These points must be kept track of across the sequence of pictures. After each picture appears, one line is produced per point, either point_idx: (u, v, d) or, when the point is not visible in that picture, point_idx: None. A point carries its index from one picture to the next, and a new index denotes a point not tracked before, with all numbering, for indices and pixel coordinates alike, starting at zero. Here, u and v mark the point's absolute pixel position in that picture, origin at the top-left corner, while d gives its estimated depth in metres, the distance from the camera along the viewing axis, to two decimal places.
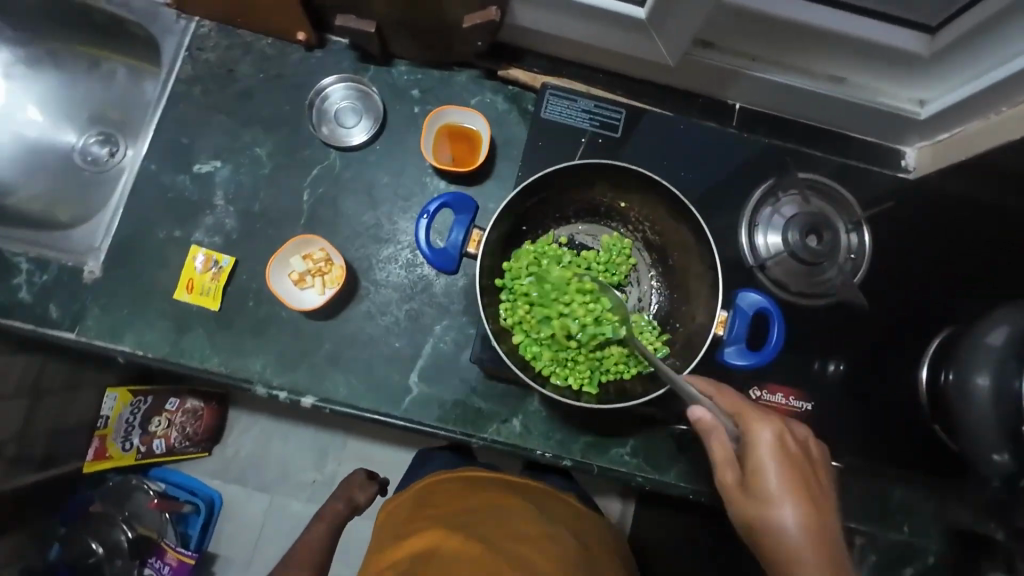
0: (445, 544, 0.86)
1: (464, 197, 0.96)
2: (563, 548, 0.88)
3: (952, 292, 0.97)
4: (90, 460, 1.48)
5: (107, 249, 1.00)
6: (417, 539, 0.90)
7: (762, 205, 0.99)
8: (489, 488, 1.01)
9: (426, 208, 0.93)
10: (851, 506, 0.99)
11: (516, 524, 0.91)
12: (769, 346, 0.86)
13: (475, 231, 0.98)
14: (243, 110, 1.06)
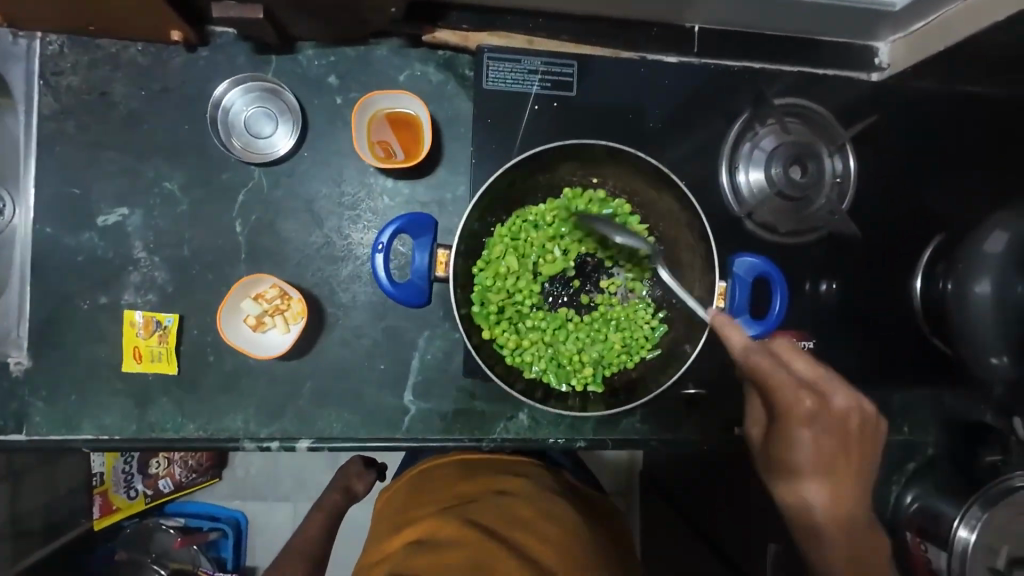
0: (436, 530, 0.79)
1: (419, 216, 0.84)
2: (564, 529, 0.81)
3: (932, 196, 0.96)
4: (101, 515, 1.52)
5: (27, 336, 0.88)
6: (415, 528, 0.82)
7: (740, 141, 0.91)
8: (486, 469, 0.93)
9: (380, 241, 0.81)
10: None
11: (514, 506, 0.83)
12: (772, 315, 0.84)
13: (440, 251, 0.87)
14: (135, 140, 0.90)
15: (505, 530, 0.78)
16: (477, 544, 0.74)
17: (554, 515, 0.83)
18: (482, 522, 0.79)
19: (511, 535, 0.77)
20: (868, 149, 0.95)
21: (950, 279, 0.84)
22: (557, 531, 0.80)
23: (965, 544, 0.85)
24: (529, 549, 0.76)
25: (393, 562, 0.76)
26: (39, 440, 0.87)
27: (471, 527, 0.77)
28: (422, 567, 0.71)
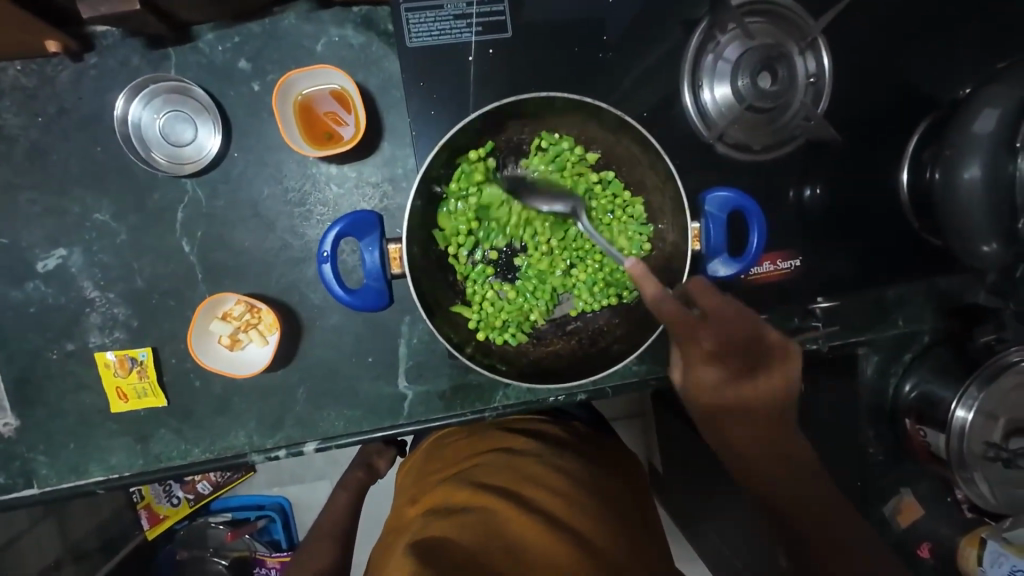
0: (450, 493, 0.82)
1: (361, 215, 0.79)
2: (573, 483, 0.85)
3: (916, 76, 0.88)
4: (151, 526, 1.60)
5: (6, 397, 0.86)
6: (432, 495, 0.86)
7: (702, 53, 0.83)
8: (495, 433, 0.96)
9: (321, 253, 0.77)
10: (865, 323, 0.98)
11: (523, 464, 0.87)
12: (748, 250, 0.80)
13: (393, 246, 0.80)
14: (49, 173, 0.83)
15: (517, 489, 0.82)
16: (489, 505, 0.78)
17: (563, 470, 0.86)
18: (494, 484, 0.82)
19: (523, 492, 0.81)
20: (842, 39, 0.86)
21: (938, 168, 0.78)
22: (567, 486, 0.83)
23: (962, 423, 0.87)
24: (540, 505, 0.79)
25: (411, 525, 0.80)
26: (51, 491, 0.87)
27: (483, 489, 0.81)
28: (439, 528, 0.75)
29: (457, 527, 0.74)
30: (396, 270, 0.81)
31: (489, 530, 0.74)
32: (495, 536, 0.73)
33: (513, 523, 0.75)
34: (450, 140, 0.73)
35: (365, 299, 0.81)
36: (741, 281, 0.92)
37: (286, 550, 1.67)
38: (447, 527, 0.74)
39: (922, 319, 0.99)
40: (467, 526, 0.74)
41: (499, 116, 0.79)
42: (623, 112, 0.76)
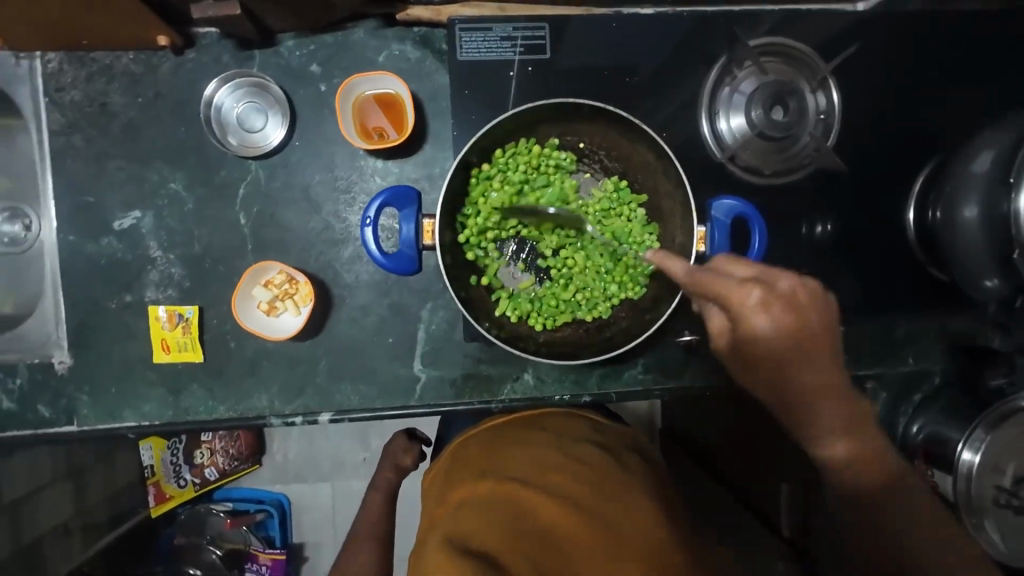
0: (475, 489, 0.77)
1: (403, 188, 0.87)
2: (600, 470, 0.82)
3: (926, 122, 0.93)
4: (156, 504, 1.64)
5: (65, 337, 0.95)
6: (460, 493, 0.79)
7: (719, 86, 0.91)
8: (508, 427, 0.92)
9: (365, 214, 0.84)
10: (870, 354, 0.99)
11: (546, 453, 0.84)
12: (752, 252, 0.83)
13: (428, 220, 0.89)
14: (139, 147, 0.95)
15: (545, 479, 0.79)
16: (520, 498, 0.74)
17: (589, 459, 0.84)
18: (521, 477, 0.79)
19: (552, 482, 0.78)
20: (859, 83, 0.92)
21: (940, 207, 0.83)
22: (597, 477, 0.81)
23: (970, 466, 0.87)
24: (570, 497, 0.77)
25: (437, 529, 0.73)
26: (88, 430, 0.95)
27: (511, 482, 0.77)
28: (469, 525, 0.70)
29: (485, 524, 0.70)
30: (428, 241, 0.89)
31: (523, 523, 0.71)
32: (528, 528, 0.71)
33: (548, 515, 0.73)
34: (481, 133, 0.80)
35: (396, 265, 0.88)
36: None
37: (278, 547, 1.73)
38: (479, 525, 0.70)
39: (932, 359, 1.00)
40: (499, 521, 0.71)
41: (528, 119, 0.87)
42: (627, 113, 0.83)
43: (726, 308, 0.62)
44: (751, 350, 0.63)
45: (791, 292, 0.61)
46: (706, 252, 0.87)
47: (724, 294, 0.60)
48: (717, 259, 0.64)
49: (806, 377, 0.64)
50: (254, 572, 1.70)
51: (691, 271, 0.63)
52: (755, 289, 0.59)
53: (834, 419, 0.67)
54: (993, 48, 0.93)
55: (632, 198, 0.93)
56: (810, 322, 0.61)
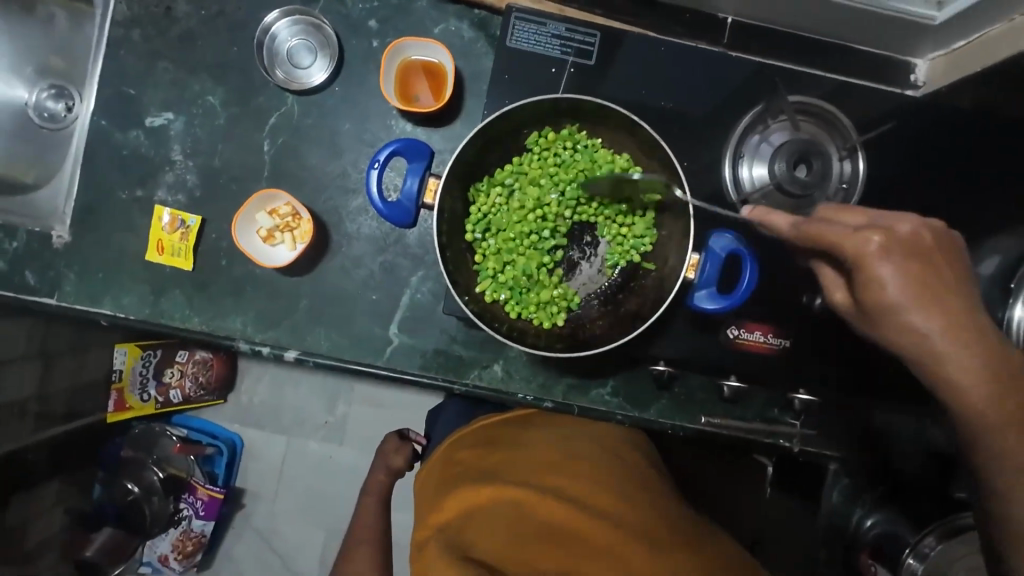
0: (473, 492, 0.82)
1: (417, 142, 0.89)
2: (592, 466, 0.88)
3: (952, 220, 0.92)
4: (113, 411, 1.65)
5: (69, 213, 0.97)
6: (459, 498, 0.82)
7: (749, 132, 0.92)
8: (500, 424, 0.95)
9: (375, 157, 0.86)
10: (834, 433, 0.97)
11: (540, 451, 0.89)
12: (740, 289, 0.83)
13: (433, 180, 0.90)
14: (189, 55, 0.99)
15: (539, 477, 0.84)
16: (520, 500, 0.80)
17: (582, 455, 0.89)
18: (519, 478, 0.83)
19: (549, 481, 0.84)
20: (890, 163, 0.92)
21: None
22: (596, 472, 0.87)
23: None
24: (572, 495, 0.82)
25: (438, 535, 0.78)
26: (65, 307, 0.96)
27: (510, 485, 0.82)
28: (475, 535, 0.77)
29: (488, 535, 0.77)
30: (428, 200, 0.89)
31: (522, 527, 0.78)
32: (527, 528, 0.78)
33: (548, 516, 0.79)
34: (503, 111, 0.80)
35: (392, 215, 0.89)
36: (726, 341, 0.94)
37: (218, 486, 1.71)
38: (480, 532, 0.77)
39: (905, 460, 0.97)
40: (500, 531, 0.77)
41: (553, 112, 0.86)
42: (657, 135, 0.82)
43: (843, 260, 0.58)
44: (888, 313, 0.56)
45: (914, 234, 0.56)
46: (694, 281, 0.87)
47: (836, 244, 0.57)
48: (823, 210, 0.62)
49: (927, 323, 0.55)
50: (188, 503, 1.70)
51: (796, 224, 0.62)
52: (874, 234, 0.55)
53: (945, 333, 0.55)
54: None
55: (649, 198, 0.88)
56: (931, 263, 0.56)
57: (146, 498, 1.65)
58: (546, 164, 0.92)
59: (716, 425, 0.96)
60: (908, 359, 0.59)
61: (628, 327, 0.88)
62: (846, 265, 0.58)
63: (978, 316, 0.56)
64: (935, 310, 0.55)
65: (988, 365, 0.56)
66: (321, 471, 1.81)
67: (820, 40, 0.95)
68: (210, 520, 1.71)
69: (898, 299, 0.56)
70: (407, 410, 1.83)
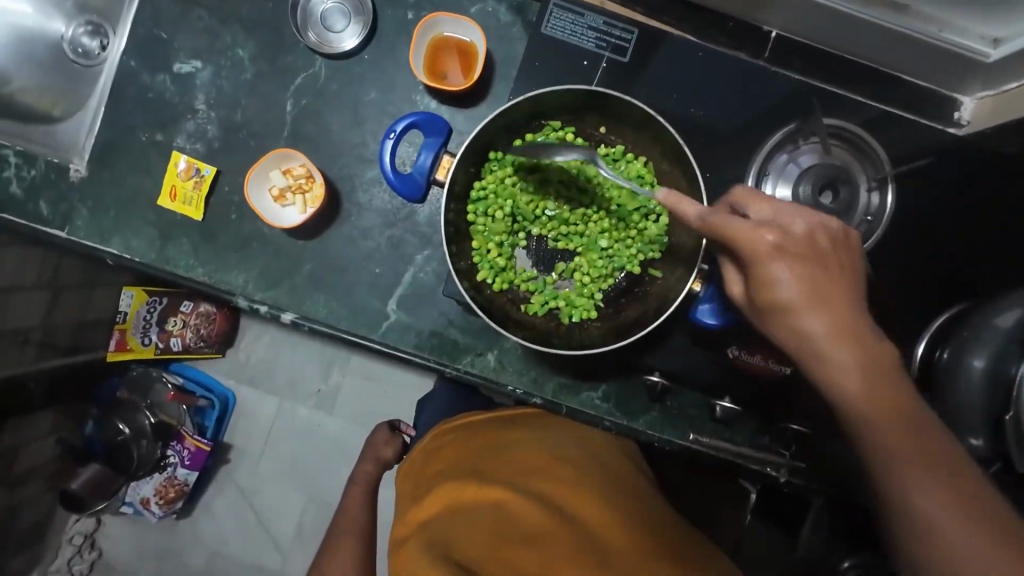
0: (451, 492, 0.81)
1: (436, 118, 0.88)
2: (574, 470, 0.85)
3: (976, 267, 0.89)
4: (114, 350, 1.63)
5: (89, 149, 0.98)
6: (435, 499, 0.82)
7: (777, 150, 0.88)
8: (489, 423, 0.95)
9: (391, 127, 0.85)
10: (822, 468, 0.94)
11: (522, 451, 0.88)
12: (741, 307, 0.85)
13: (446, 157, 0.89)
14: (224, 5, 0.98)
15: (523, 480, 0.83)
16: (498, 500, 0.78)
17: (571, 463, 0.86)
18: (500, 478, 0.83)
19: (526, 483, 0.82)
20: (920, 200, 0.88)
21: (948, 348, 0.78)
22: (577, 475, 0.84)
23: None
24: (548, 496, 0.80)
25: (416, 535, 0.79)
26: (75, 242, 0.97)
27: (490, 484, 0.81)
28: (451, 534, 0.76)
29: (464, 534, 0.75)
30: (440, 177, 0.88)
31: (500, 528, 0.75)
32: (504, 530, 0.75)
33: (525, 519, 0.76)
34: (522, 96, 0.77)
35: (403, 188, 0.88)
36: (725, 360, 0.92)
37: (206, 438, 1.74)
38: (456, 531, 0.76)
39: None
40: (478, 530, 0.75)
41: (576, 103, 0.84)
42: (684, 143, 0.79)
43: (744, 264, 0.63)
44: (779, 311, 0.61)
45: (809, 232, 0.62)
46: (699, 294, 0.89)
47: (737, 241, 0.61)
48: (734, 197, 0.65)
49: (818, 313, 0.59)
50: (175, 451, 1.72)
51: (702, 214, 0.64)
52: (768, 232, 0.60)
53: (839, 327, 0.59)
54: None
55: (662, 203, 0.88)
56: (826, 257, 0.61)
57: (134, 441, 1.67)
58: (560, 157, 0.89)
59: (703, 444, 0.94)
60: (796, 355, 0.62)
61: (624, 333, 0.87)
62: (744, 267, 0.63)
63: (875, 332, 0.60)
64: (830, 307, 0.59)
65: (881, 379, 0.58)
66: (308, 438, 1.83)
67: (865, 65, 0.92)
68: (195, 470, 1.74)
69: (794, 294, 0.60)
70: (399, 388, 1.83)
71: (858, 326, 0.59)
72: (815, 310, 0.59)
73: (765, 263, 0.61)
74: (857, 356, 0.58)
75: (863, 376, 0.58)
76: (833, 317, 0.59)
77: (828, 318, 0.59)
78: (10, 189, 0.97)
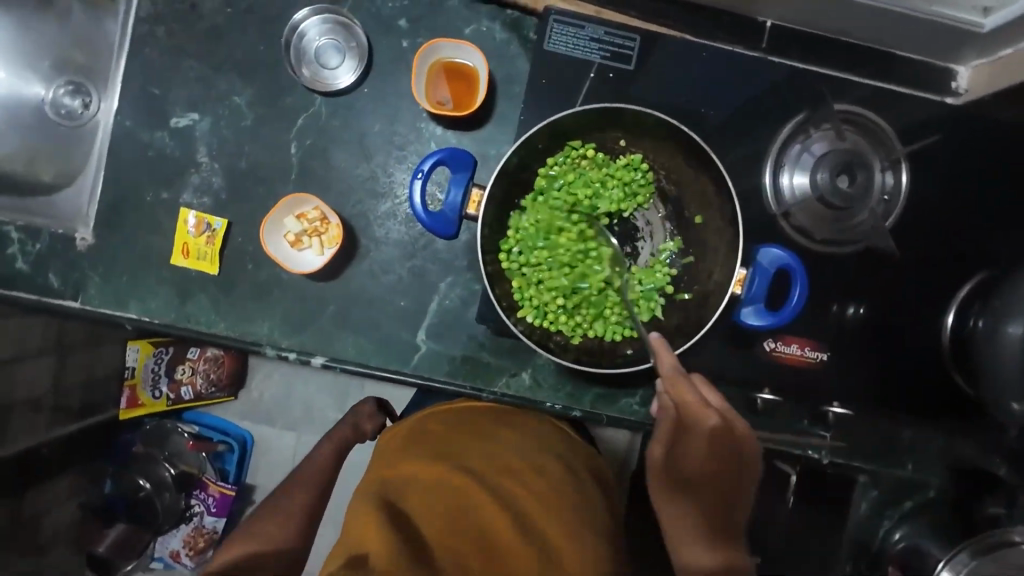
0: (428, 468, 0.87)
1: (460, 152, 0.87)
2: (548, 484, 0.91)
3: (991, 233, 0.90)
4: (126, 407, 1.62)
5: (94, 215, 0.96)
6: (413, 464, 0.88)
7: (790, 141, 0.89)
8: (486, 413, 0.99)
9: (420, 167, 0.84)
10: (858, 446, 0.95)
11: (505, 452, 0.93)
12: (788, 308, 0.81)
13: (475, 190, 0.89)
14: (216, 52, 0.96)
15: (498, 481, 0.88)
16: (465, 490, 0.85)
17: (546, 472, 0.92)
18: (474, 469, 0.88)
19: (497, 481, 0.88)
20: (930, 175, 0.90)
21: (983, 317, 0.80)
22: (547, 490, 0.89)
23: None
24: (513, 503, 0.86)
25: (381, 489, 0.86)
26: (90, 311, 0.95)
27: (462, 472, 0.87)
28: (411, 501, 0.84)
29: (423, 507, 0.83)
30: (472, 211, 0.88)
31: (456, 515, 0.83)
32: (464, 520, 0.83)
33: (485, 514, 0.83)
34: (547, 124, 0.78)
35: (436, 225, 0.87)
36: (763, 353, 0.92)
37: (229, 484, 1.72)
38: (417, 504, 0.84)
39: (932, 473, 0.96)
40: (437, 507, 0.83)
41: (594, 121, 0.85)
42: (708, 145, 0.81)
43: (683, 419, 0.76)
44: (678, 447, 0.78)
45: (739, 450, 0.77)
46: (740, 295, 0.85)
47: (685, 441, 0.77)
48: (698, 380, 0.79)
49: (694, 479, 0.78)
50: (199, 499, 1.70)
51: (675, 371, 0.76)
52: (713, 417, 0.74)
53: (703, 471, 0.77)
54: None
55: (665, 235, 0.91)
56: (732, 470, 0.77)
57: (157, 494, 1.65)
58: (586, 173, 0.88)
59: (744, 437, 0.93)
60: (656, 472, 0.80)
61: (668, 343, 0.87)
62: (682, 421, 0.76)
63: (718, 500, 0.78)
64: (686, 447, 0.78)
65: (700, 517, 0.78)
66: None
67: (862, 47, 0.93)
68: (222, 517, 1.71)
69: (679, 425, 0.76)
70: None
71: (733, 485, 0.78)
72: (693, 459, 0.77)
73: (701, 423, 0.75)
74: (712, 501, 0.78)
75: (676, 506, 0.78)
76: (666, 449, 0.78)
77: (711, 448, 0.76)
78: (18, 265, 0.95)
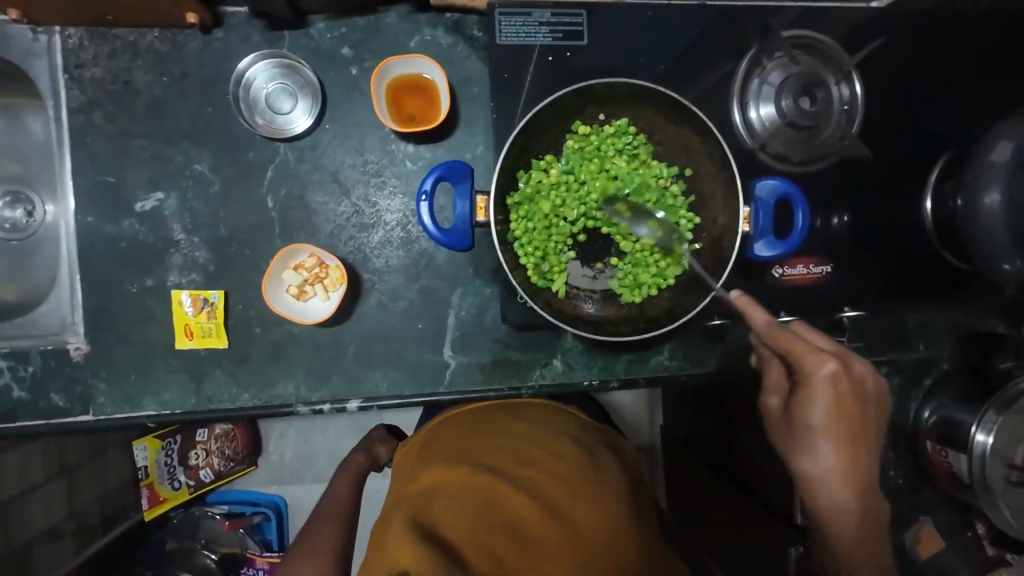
0: (446, 477, 0.79)
1: (456, 163, 0.86)
2: (571, 468, 0.83)
3: (942, 117, 0.97)
4: (149, 507, 1.54)
5: (81, 323, 0.91)
6: (429, 477, 0.81)
7: (749, 77, 0.93)
8: (490, 413, 0.92)
9: (421, 188, 0.84)
10: (874, 340, 1.01)
11: (521, 441, 0.86)
12: (795, 231, 0.86)
13: (480, 197, 0.87)
14: (163, 125, 0.93)
15: (519, 473, 0.80)
16: (487, 487, 0.77)
17: (568, 455, 0.85)
18: (492, 464, 0.81)
19: (516, 472, 0.81)
20: (877, 79, 0.96)
21: (960, 195, 0.85)
22: (570, 474, 0.82)
23: (983, 448, 0.89)
24: (539, 492, 0.78)
25: (404, 507, 0.77)
26: (105, 419, 0.91)
27: (483, 470, 0.79)
28: (437, 510, 0.74)
29: (450, 516, 0.73)
30: (482, 218, 0.87)
31: (486, 516, 0.74)
32: (494, 520, 0.73)
33: (513, 508, 0.75)
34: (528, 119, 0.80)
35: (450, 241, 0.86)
36: (773, 280, 0.95)
37: (276, 552, 1.67)
38: (442, 513, 0.74)
39: (945, 347, 1.03)
40: (466, 510, 0.74)
41: (572, 102, 0.86)
42: (683, 99, 0.83)
43: (794, 366, 0.76)
44: (798, 364, 0.75)
45: (863, 378, 0.77)
46: (750, 232, 0.89)
47: (800, 360, 0.75)
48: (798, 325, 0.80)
49: (823, 430, 0.76)
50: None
51: (770, 324, 0.75)
52: (829, 362, 0.73)
53: (835, 396, 0.75)
54: (1002, 49, 0.97)
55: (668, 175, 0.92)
56: (862, 401, 0.77)
57: None
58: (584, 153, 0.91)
59: None
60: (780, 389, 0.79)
61: (690, 294, 0.90)
62: (795, 371, 0.77)
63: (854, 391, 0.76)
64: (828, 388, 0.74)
65: (844, 415, 0.76)
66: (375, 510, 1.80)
67: None
68: None
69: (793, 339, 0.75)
70: None
71: (857, 387, 0.76)
72: (825, 378, 0.74)
73: (813, 363, 0.74)
74: (840, 411, 0.75)
75: (819, 415, 0.76)
76: (829, 396, 0.75)
77: (835, 372, 0.74)
78: (15, 394, 0.90)
